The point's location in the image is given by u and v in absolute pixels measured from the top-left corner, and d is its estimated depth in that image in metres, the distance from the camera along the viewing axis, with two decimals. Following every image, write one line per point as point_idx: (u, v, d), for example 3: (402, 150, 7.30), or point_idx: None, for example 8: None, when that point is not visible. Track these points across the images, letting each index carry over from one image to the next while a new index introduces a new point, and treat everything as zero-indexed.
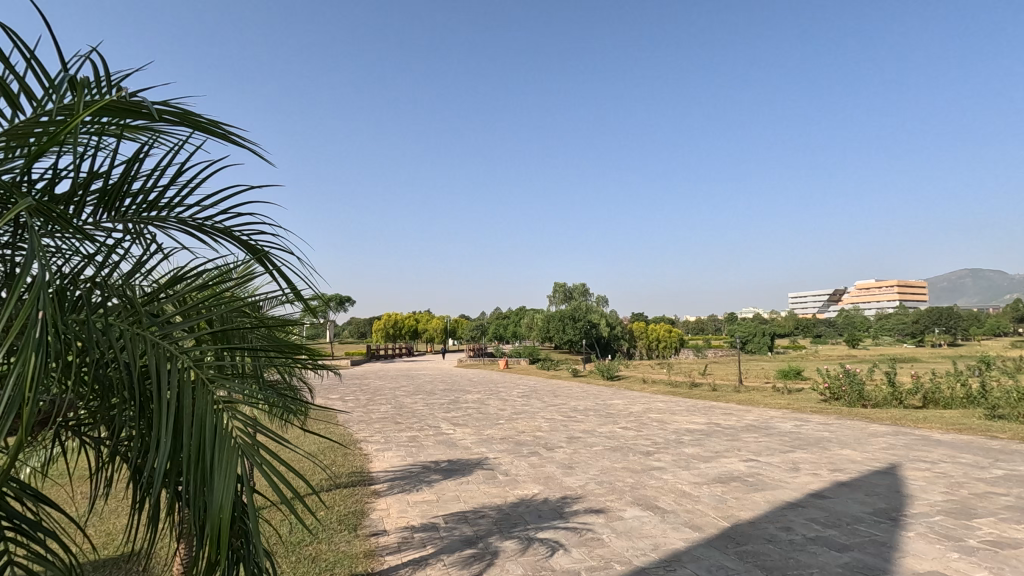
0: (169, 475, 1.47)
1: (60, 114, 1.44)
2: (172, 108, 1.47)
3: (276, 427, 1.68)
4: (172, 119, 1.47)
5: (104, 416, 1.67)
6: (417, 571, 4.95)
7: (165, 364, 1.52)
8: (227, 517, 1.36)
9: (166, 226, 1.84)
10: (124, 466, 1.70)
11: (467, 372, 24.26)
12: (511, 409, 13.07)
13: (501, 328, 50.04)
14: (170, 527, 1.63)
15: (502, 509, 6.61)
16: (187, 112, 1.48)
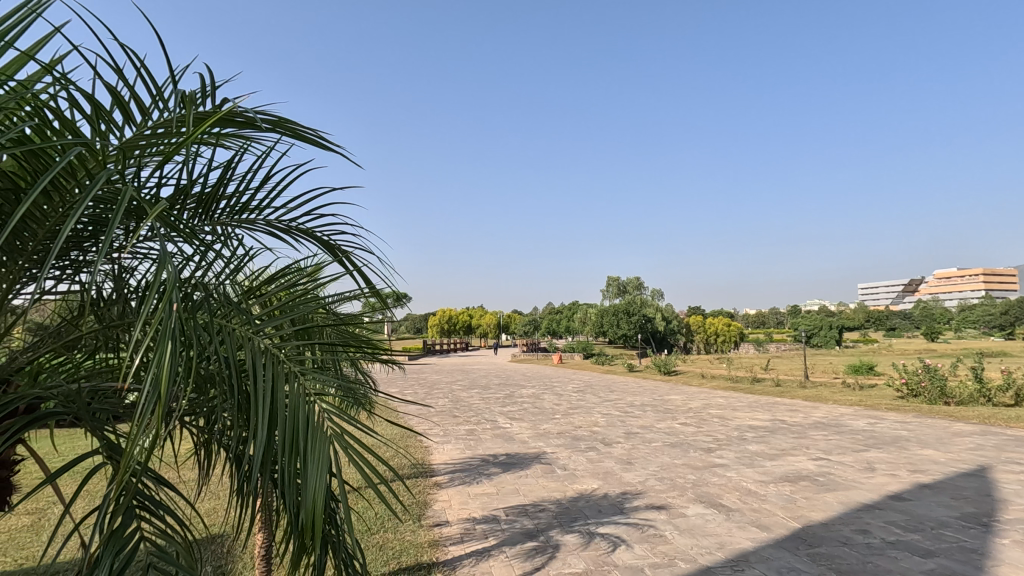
0: (265, 463, 1.55)
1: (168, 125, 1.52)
2: (268, 116, 1.55)
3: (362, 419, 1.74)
4: (268, 126, 1.55)
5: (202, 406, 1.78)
6: (481, 562, 5.04)
7: (261, 357, 1.60)
8: (321, 503, 1.42)
9: (255, 227, 1.94)
10: (222, 454, 1.80)
11: (521, 367, 24.36)
12: (566, 404, 13.03)
13: (555, 323, 49.99)
14: (265, 512, 1.72)
15: (562, 503, 6.62)
16: (281, 119, 1.55)
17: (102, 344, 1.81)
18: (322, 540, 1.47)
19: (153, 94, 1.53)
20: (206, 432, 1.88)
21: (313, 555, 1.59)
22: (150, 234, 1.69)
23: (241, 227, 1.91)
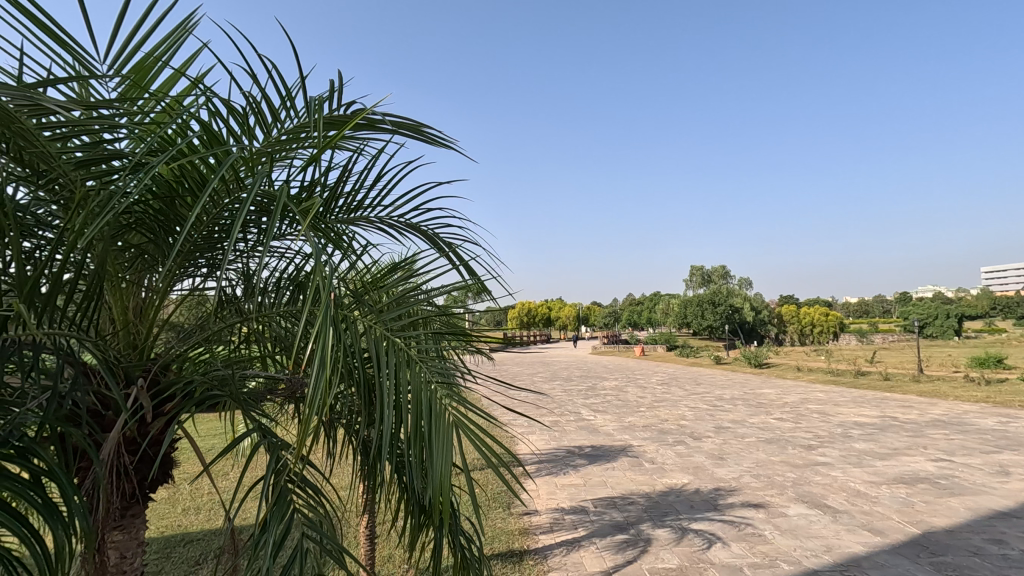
0: (392, 447, 1.64)
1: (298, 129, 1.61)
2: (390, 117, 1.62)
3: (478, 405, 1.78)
4: (389, 126, 1.62)
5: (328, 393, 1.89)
6: (571, 551, 5.06)
7: (385, 346, 1.68)
8: (448, 484, 1.49)
9: (369, 224, 2.04)
10: (347, 437, 1.92)
11: (602, 359, 24.10)
12: (651, 397, 12.73)
13: (635, 314, 48.91)
14: (391, 490, 1.82)
15: (651, 497, 6.49)
16: (403, 120, 1.61)
17: (238, 337, 1.95)
18: (450, 519, 1.53)
19: (282, 96, 1.63)
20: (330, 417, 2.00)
21: (439, 530, 1.67)
22: (283, 232, 1.83)
23: (357, 224, 2.01)
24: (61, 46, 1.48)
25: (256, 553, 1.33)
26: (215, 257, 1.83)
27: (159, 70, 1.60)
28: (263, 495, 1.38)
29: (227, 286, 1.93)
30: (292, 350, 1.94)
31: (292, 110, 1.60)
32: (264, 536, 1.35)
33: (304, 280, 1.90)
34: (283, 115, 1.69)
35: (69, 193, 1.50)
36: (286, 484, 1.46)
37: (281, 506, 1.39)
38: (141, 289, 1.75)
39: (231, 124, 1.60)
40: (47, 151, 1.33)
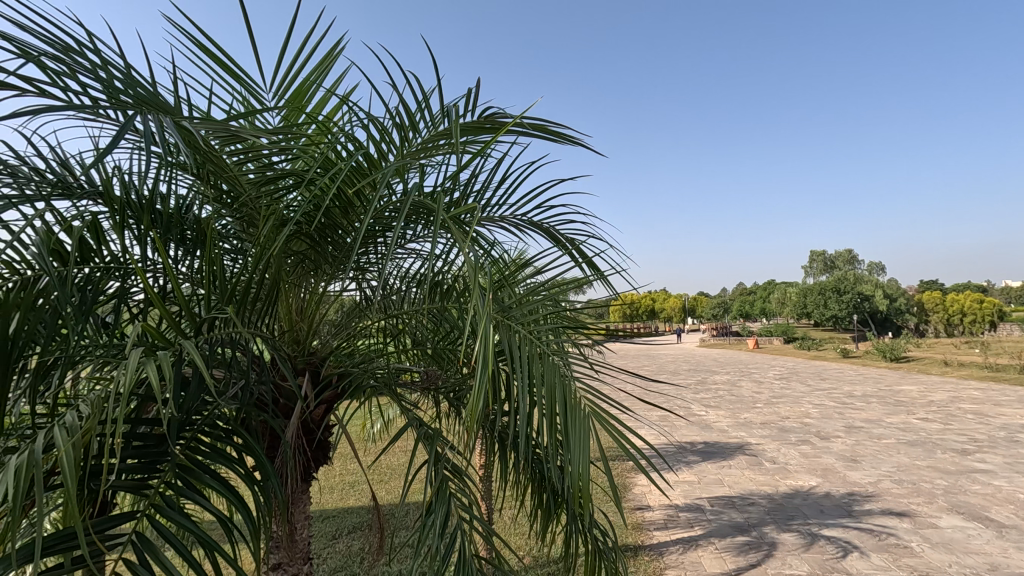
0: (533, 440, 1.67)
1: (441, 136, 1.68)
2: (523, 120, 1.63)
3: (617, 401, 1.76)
4: (523, 129, 1.63)
5: (465, 385, 1.99)
6: (688, 550, 4.91)
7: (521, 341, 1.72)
8: (588, 478, 1.51)
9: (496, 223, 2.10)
10: (484, 427, 2.02)
11: (711, 352, 22.97)
12: (768, 393, 11.94)
13: (747, 305, 45.99)
14: (527, 477, 1.90)
15: (774, 499, 6.11)
16: (536, 122, 1.62)
17: (378, 333, 2.12)
18: (591, 510, 1.55)
19: (418, 104, 1.71)
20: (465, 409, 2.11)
21: (578, 518, 1.72)
22: (422, 233, 1.95)
23: (485, 223, 2.08)
24: (236, 79, 1.70)
25: (420, 535, 1.44)
26: (359, 260, 1.99)
27: (311, 91, 1.77)
28: (427, 481, 1.51)
29: (369, 288, 2.10)
30: (428, 346, 2.07)
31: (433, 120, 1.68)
32: (431, 516, 1.48)
33: (437, 280, 2.00)
34: (421, 122, 1.78)
35: (246, 210, 1.71)
36: (443, 472, 1.58)
37: (444, 490, 1.51)
38: (300, 290, 1.95)
39: (373, 135, 1.71)
40: (231, 174, 1.52)
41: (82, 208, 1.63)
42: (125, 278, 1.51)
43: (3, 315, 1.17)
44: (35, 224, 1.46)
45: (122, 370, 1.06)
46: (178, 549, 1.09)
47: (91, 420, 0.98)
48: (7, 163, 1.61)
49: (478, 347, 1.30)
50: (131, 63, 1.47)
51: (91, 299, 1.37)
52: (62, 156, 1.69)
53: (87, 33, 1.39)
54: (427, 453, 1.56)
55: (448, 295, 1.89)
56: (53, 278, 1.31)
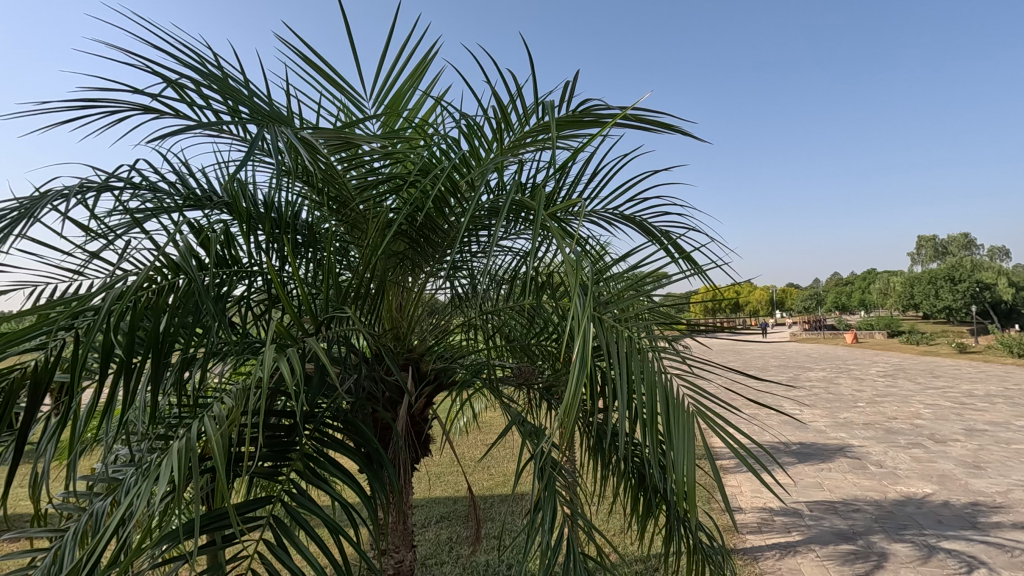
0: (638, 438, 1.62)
1: (536, 131, 1.66)
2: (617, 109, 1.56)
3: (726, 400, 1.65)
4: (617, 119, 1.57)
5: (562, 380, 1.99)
6: (786, 557, 4.64)
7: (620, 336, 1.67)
8: (691, 485, 1.43)
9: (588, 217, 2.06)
10: (581, 425, 2.00)
11: (804, 348, 21.53)
12: (872, 391, 11.03)
13: (843, 297, 42.65)
14: (625, 473, 1.88)
15: (883, 506, 5.64)
16: (632, 111, 1.55)
17: (472, 330, 2.16)
18: (697, 518, 1.48)
19: (512, 99, 1.71)
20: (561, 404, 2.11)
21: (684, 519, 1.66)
22: (514, 229, 1.96)
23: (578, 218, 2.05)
24: (340, 90, 1.80)
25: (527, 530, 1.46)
26: (454, 259, 2.05)
27: (407, 95, 1.85)
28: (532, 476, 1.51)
29: (462, 286, 2.15)
30: (522, 342, 2.09)
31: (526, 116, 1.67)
32: (539, 513, 1.50)
33: (530, 274, 2.01)
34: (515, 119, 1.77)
35: (349, 215, 1.79)
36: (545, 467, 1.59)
37: (548, 488, 1.52)
38: (401, 288, 2.03)
39: (466, 136, 1.73)
40: (340, 181, 1.60)
41: (210, 217, 1.78)
42: (248, 281, 1.64)
43: (155, 313, 1.31)
44: (174, 233, 1.61)
45: (258, 367, 1.14)
46: (313, 534, 1.16)
47: (235, 411, 1.07)
48: (148, 179, 1.79)
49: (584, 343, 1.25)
50: (249, 80, 1.58)
51: (220, 303, 1.49)
52: (191, 171, 1.85)
53: (212, 54, 1.51)
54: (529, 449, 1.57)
55: (543, 291, 1.90)
56: (191, 281, 1.44)
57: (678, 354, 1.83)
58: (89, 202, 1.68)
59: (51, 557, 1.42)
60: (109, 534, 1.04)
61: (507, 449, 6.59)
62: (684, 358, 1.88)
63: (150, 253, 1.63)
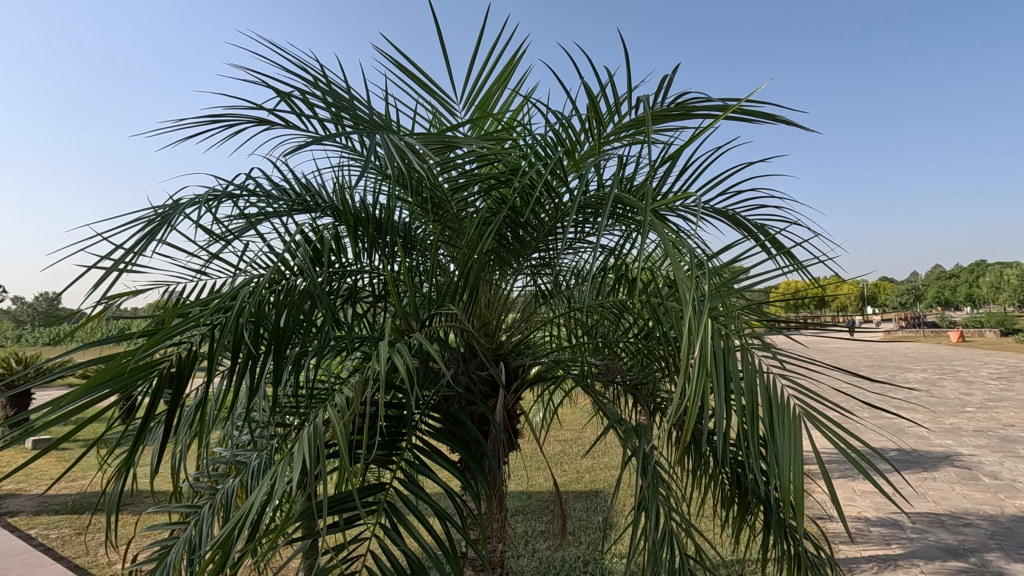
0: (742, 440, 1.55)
1: (626, 127, 1.63)
2: (713, 102, 1.50)
3: (836, 401, 1.54)
4: (713, 111, 1.50)
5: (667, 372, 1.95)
6: (886, 571, 4.32)
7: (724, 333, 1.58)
8: (796, 490, 1.34)
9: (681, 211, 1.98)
10: (674, 422, 1.96)
11: (900, 347, 19.86)
12: (983, 395, 10.02)
13: (946, 292, 38.93)
14: (726, 469, 1.84)
15: (1000, 522, 5.11)
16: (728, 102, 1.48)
17: (560, 326, 2.18)
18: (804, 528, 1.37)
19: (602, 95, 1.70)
20: (652, 400, 2.09)
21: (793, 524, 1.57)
22: (603, 225, 1.94)
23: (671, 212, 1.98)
24: (432, 95, 1.86)
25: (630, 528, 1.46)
26: (542, 256, 2.07)
27: (496, 96, 1.91)
28: (630, 473, 1.49)
29: (549, 282, 2.17)
30: (610, 337, 2.09)
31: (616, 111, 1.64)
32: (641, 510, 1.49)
33: (618, 269, 1.99)
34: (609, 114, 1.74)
35: (441, 215, 1.85)
36: (642, 462, 1.58)
37: (646, 485, 1.50)
38: (490, 284, 2.08)
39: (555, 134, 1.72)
40: (438, 183, 1.67)
41: (317, 219, 1.92)
42: (353, 279, 1.75)
43: (278, 310, 1.42)
44: (287, 235, 1.75)
45: (373, 361, 1.22)
46: (425, 521, 1.21)
47: (354, 403, 1.14)
48: (262, 186, 1.94)
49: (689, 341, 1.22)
50: (352, 88, 1.67)
51: (327, 300, 1.59)
52: (297, 177, 1.99)
53: (321, 68, 1.61)
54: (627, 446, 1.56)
55: (633, 285, 1.88)
56: (306, 281, 1.56)
57: (783, 350, 1.74)
58: (213, 208, 1.84)
59: (189, 530, 1.56)
60: (245, 517, 1.12)
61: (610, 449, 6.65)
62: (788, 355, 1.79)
63: (268, 254, 1.78)
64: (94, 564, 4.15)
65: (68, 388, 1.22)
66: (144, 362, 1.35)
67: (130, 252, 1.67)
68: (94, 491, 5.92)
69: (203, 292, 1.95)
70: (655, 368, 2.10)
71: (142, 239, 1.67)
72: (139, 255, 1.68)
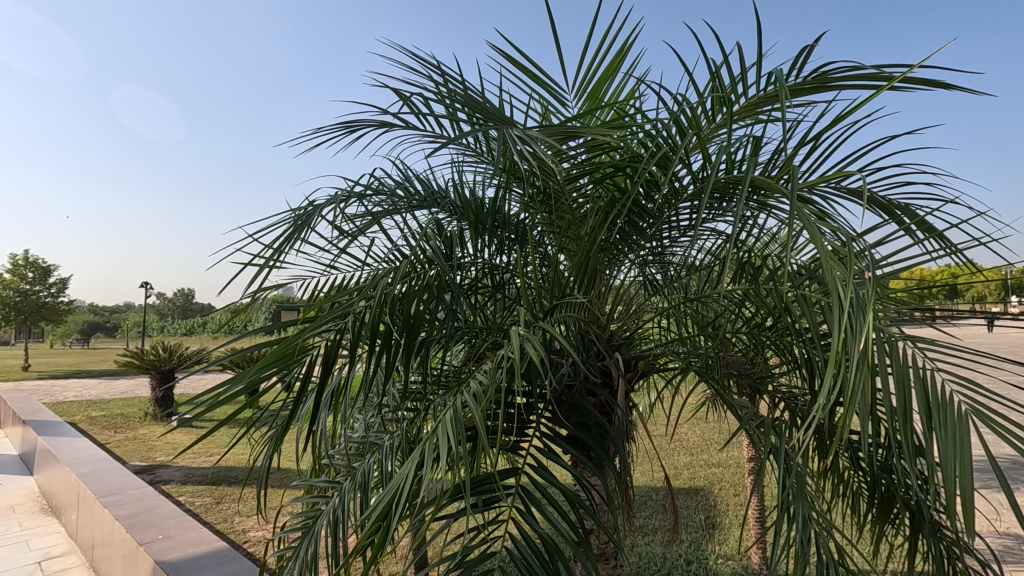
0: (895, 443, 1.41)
1: (756, 104, 1.52)
2: (857, 72, 1.37)
3: (1010, 401, 1.36)
4: (857, 81, 1.38)
5: (797, 367, 1.84)
6: None
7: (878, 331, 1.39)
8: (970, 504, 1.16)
9: (821, 194, 1.77)
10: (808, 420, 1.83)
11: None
12: None
13: None
14: (869, 470, 1.70)
15: None
16: (874, 72, 1.35)
17: (676, 317, 2.13)
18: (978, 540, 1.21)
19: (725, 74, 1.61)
20: (780, 395, 1.98)
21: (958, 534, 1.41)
22: (723, 212, 1.85)
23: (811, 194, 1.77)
24: (544, 88, 1.88)
25: (773, 528, 1.41)
26: (656, 245, 2.04)
27: (608, 84, 1.89)
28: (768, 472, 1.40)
29: (663, 273, 2.12)
30: (730, 328, 2.01)
31: (744, 86, 1.50)
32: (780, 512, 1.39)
33: (741, 257, 1.90)
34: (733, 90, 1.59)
35: (556, 207, 1.87)
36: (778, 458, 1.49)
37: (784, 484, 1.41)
38: (603, 275, 2.07)
39: (672, 114, 1.61)
40: (555, 175, 1.69)
41: (436, 215, 2.01)
42: (470, 271, 1.82)
43: (409, 299, 1.52)
44: (412, 232, 1.85)
45: (507, 348, 1.25)
46: (559, 510, 1.21)
47: (490, 388, 1.18)
48: (386, 184, 2.06)
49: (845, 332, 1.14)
50: (468, 83, 1.72)
51: (452, 289, 1.67)
52: (417, 176, 2.09)
53: (441, 65, 1.67)
54: (761, 442, 1.48)
55: (758, 272, 1.79)
56: (432, 272, 1.64)
57: (942, 342, 1.56)
58: (344, 208, 1.99)
59: (333, 505, 1.68)
60: (391, 496, 1.19)
61: (726, 441, 6.43)
62: (948, 351, 1.59)
63: (394, 249, 1.90)
64: (232, 530, 4.64)
65: (249, 364, 1.41)
66: (298, 348, 1.50)
67: (277, 250, 1.85)
68: (229, 465, 6.62)
69: (334, 285, 2.11)
70: (780, 361, 2.00)
71: (286, 238, 1.84)
72: (284, 253, 1.85)
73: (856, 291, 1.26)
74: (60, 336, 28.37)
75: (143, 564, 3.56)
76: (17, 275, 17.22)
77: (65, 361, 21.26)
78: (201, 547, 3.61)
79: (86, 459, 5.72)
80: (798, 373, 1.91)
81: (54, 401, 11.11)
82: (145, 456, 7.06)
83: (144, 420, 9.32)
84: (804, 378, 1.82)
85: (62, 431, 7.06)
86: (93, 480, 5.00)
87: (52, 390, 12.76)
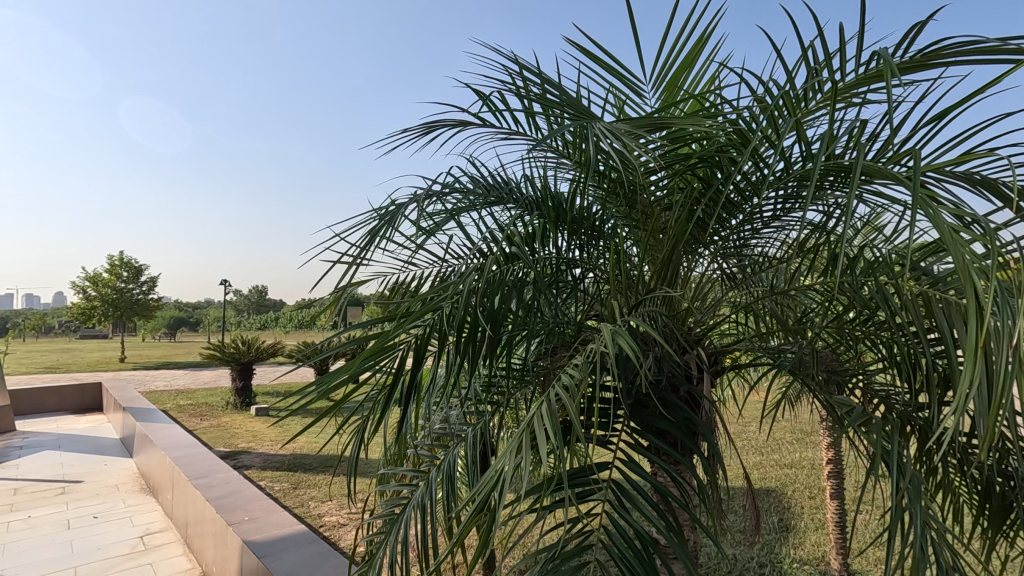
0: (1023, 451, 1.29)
1: (854, 85, 1.44)
2: (973, 47, 1.27)
3: None
4: (972, 57, 1.28)
5: (896, 364, 1.73)
6: None
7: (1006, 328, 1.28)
8: None
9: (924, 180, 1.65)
10: (909, 421, 1.72)
11: None
12: None
13: None
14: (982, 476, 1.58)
15: None
16: (993, 46, 1.24)
17: (758, 311, 2.06)
18: None
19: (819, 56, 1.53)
20: (875, 393, 1.88)
21: None
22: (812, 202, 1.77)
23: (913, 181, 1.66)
24: (620, 80, 1.85)
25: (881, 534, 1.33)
26: (736, 237, 1.98)
27: (687, 72, 1.84)
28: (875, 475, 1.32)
29: (743, 266, 2.06)
30: (818, 323, 1.92)
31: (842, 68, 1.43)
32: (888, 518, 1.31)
33: (832, 248, 1.81)
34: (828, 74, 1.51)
35: (634, 200, 1.84)
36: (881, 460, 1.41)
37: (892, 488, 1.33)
38: (681, 269, 2.02)
39: (760, 101, 1.55)
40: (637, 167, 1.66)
41: (512, 211, 2.03)
42: (549, 266, 1.82)
43: (493, 294, 1.54)
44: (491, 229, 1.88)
45: (597, 342, 1.26)
46: (653, 507, 1.20)
47: (584, 382, 1.19)
48: (462, 182, 2.11)
49: (976, 330, 1.06)
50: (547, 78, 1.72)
51: (532, 284, 1.69)
52: (492, 173, 2.12)
53: (520, 63, 1.68)
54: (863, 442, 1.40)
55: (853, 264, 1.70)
56: (514, 267, 1.66)
57: None
58: (423, 206, 2.05)
59: (420, 495, 1.73)
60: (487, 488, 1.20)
61: (798, 441, 6.15)
62: None
63: (472, 246, 1.94)
64: (310, 514, 4.90)
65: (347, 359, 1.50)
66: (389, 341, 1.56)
67: (363, 249, 1.92)
68: (304, 453, 6.99)
69: (413, 282, 2.18)
70: (875, 358, 1.89)
71: (371, 236, 1.92)
72: (369, 251, 1.93)
73: (981, 283, 1.16)
74: (150, 330, 30.78)
75: (233, 543, 3.82)
76: (113, 274, 18.80)
77: (155, 353, 23.04)
78: (283, 529, 3.83)
79: (178, 444, 6.18)
80: (897, 371, 1.80)
81: (148, 390, 12.10)
82: (229, 442, 7.56)
83: (226, 409, 9.98)
84: (905, 376, 1.71)
85: (156, 417, 7.67)
86: (185, 464, 5.41)
87: (145, 379, 13.89)
